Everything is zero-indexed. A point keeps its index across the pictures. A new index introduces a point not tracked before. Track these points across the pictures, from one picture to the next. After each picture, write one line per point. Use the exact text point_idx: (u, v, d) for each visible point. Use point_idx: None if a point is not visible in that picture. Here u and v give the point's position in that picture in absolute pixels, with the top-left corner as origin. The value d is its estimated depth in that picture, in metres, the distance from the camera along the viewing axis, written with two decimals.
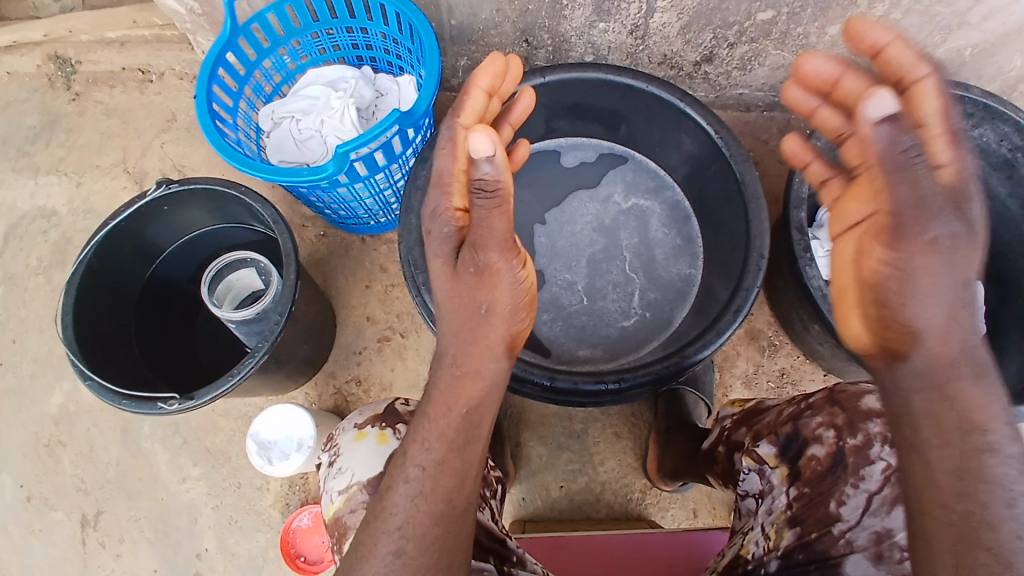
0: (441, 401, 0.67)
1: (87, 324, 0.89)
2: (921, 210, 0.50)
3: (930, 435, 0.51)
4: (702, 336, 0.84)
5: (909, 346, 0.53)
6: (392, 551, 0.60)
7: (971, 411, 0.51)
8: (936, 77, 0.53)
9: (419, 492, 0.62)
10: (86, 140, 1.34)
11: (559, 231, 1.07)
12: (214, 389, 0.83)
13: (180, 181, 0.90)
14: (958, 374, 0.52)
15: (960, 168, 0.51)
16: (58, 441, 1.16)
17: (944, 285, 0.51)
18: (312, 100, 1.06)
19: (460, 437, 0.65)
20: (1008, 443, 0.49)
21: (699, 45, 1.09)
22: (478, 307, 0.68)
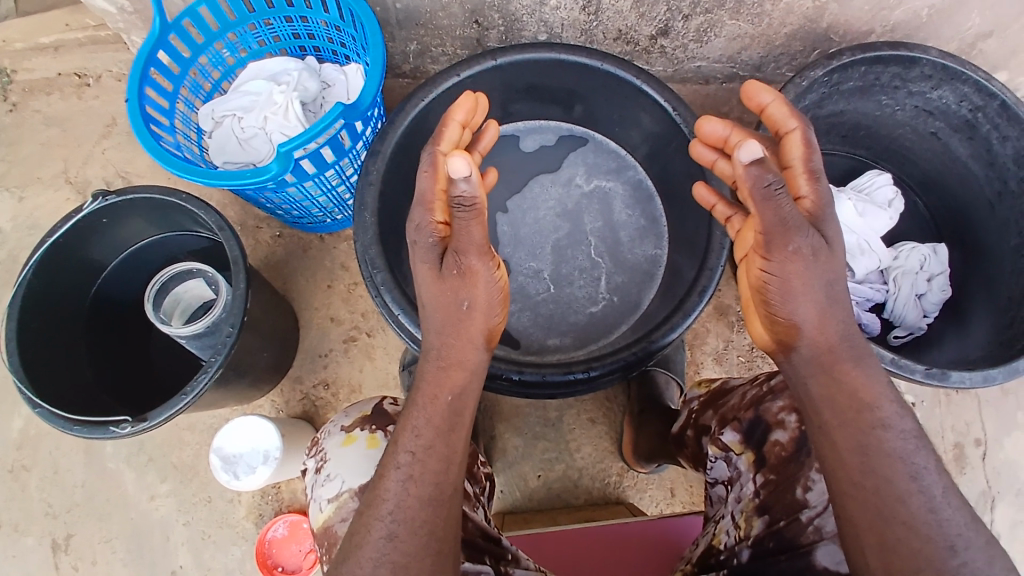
0: (426, 390, 0.66)
1: (29, 349, 0.85)
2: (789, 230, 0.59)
3: (831, 419, 0.58)
4: (668, 319, 0.82)
5: (794, 337, 0.62)
6: (384, 536, 0.58)
7: (859, 392, 0.59)
8: (804, 129, 0.65)
9: (409, 476, 0.61)
10: (26, 152, 1.28)
11: (522, 218, 1.04)
12: (168, 409, 0.79)
13: (119, 191, 0.86)
14: (838, 360, 0.60)
15: (818, 200, 0.64)
16: (21, 467, 1.12)
17: (816, 287, 0.61)
18: (254, 96, 1.02)
19: (444, 421, 0.65)
20: (896, 418, 0.57)
21: (654, 18, 1.06)
22: (461, 305, 0.68)
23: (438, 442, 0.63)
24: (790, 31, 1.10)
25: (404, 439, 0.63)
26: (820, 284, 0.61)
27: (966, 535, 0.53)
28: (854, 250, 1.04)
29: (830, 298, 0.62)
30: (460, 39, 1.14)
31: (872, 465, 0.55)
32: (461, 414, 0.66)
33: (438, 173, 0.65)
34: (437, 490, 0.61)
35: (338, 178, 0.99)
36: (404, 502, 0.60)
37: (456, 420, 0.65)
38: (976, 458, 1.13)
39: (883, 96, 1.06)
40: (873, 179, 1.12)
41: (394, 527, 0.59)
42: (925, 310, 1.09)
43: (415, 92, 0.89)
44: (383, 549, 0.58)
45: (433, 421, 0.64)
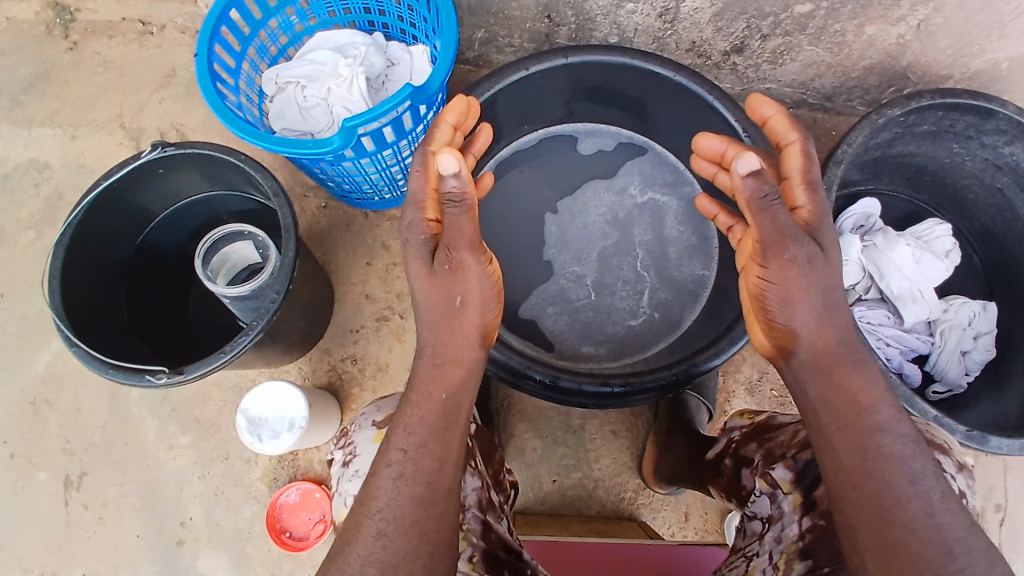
0: (421, 389, 0.65)
1: (72, 288, 0.84)
2: (785, 240, 0.60)
3: (830, 421, 0.60)
4: (713, 344, 0.81)
5: (792, 343, 0.63)
6: (373, 535, 0.58)
7: (857, 395, 0.60)
8: (804, 141, 0.64)
9: (401, 474, 0.61)
10: (82, 93, 1.28)
11: (571, 220, 1.03)
12: (205, 364, 0.78)
13: (181, 143, 0.86)
14: (837, 364, 0.62)
15: (813, 212, 0.63)
16: (44, 401, 1.13)
17: (812, 296, 0.61)
18: (321, 64, 1.01)
19: (438, 419, 0.64)
20: (893, 422, 0.58)
21: (731, 34, 1.04)
22: (453, 299, 0.66)
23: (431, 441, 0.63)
24: (867, 64, 1.07)
25: (397, 435, 0.62)
26: (816, 295, 0.62)
27: (963, 538, 0.53)
28: (905, 296, 1.03)
29: (827, 308, 0.62)
30: (529, 32, 1.12)
31: (870, 467, 0.56)
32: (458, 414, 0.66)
33: (429, 173, 0.64)
34: (428, 490, 0.61)
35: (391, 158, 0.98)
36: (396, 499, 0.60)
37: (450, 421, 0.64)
38: (994, 525, 1.11)
39: (953, 143, 1.03)
40: (931, 228, 1.10)
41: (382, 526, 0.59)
42: (968, 367, 1.07)
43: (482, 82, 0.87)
44: (372, 549, 0.58)
45: (426, 418, 0.63)
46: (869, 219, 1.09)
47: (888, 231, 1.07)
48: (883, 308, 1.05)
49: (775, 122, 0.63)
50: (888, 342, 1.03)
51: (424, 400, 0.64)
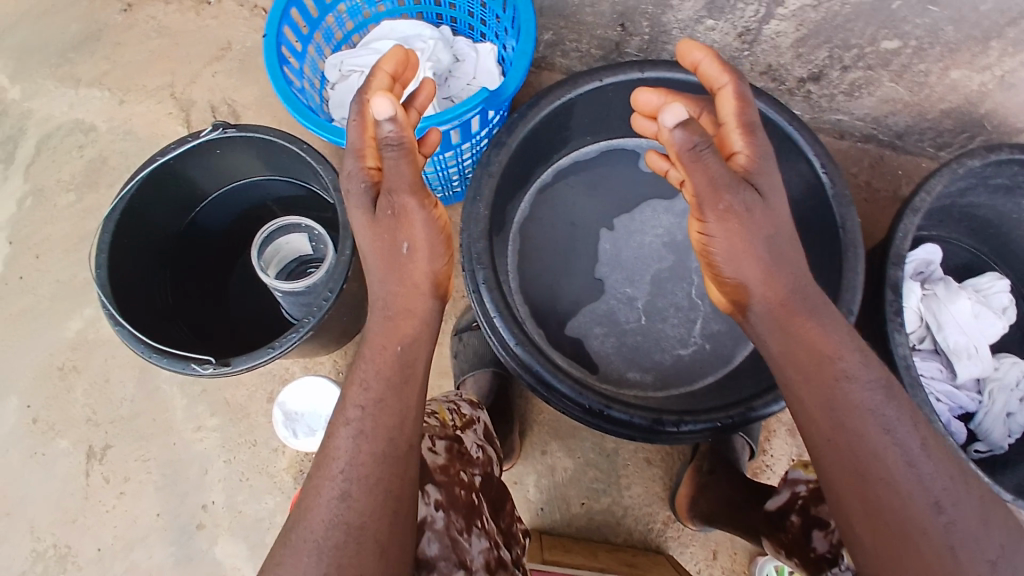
0: (376, 342, 0.66)
1: (119, 265, 0.83)
2: (720, 190, 0.60)
3: (794, 374, 0.60)
4: (772, 387, 0.77)
5: (745, 297, 0.64)
6: (337, 496, 0.57)
7: (816, 344, 0.60)
8: (735, 84, 0.65)
9: (360, 432, 0.60)
10: (133, 58, 1.26)
11: (626, 239, 1.00)
12: (251, 359, 0.76)
13: (242, 126, 0.84)
14: (793, 314, 0.61)
15: (748, 154, 0.64)
16: (72, 367, 1.12)
17: (756, 245, 0.62)
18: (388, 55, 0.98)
19: (395, 374, 0.64)
20: (859, 369, 0.58)
21: (810, 61, 1.01)
22: (400, 245, 0.67)
23: (386, 395, 0.62)
24: (945, 108, 1.03)
25: (354, 394, 0.62)
26: (759, 244, 0.62)
27: (951, 490, 0.54)
28: (960, 351, 1.01)
29: (767, 273, 0.62)
30: (599, 39, 1.08)
31: (841, 421, 0.56)
32: (414, 367, 0.66)
33: (365, 122, 0.65)
34: (390, 447, 0.60)
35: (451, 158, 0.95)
36: (358, 455, 0.59)
37: (409, 372, 0.65)
38: None
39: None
40: (991, 281, 1.07)
41: (348, 487, 0.57)
42: (1010, 428, 1.03)
43: (553, 90, 0.86)
44: (335, 511, 0.56)
45: (382, 372, 0.64)
46: (928, 266, 1.06)
47: (949, 281, 1.04)
48: (937, 361, 1.03)
49: (707, 67, 0.64)
50: (938, 397, 1.02)
51: (380, 353, 0.65)
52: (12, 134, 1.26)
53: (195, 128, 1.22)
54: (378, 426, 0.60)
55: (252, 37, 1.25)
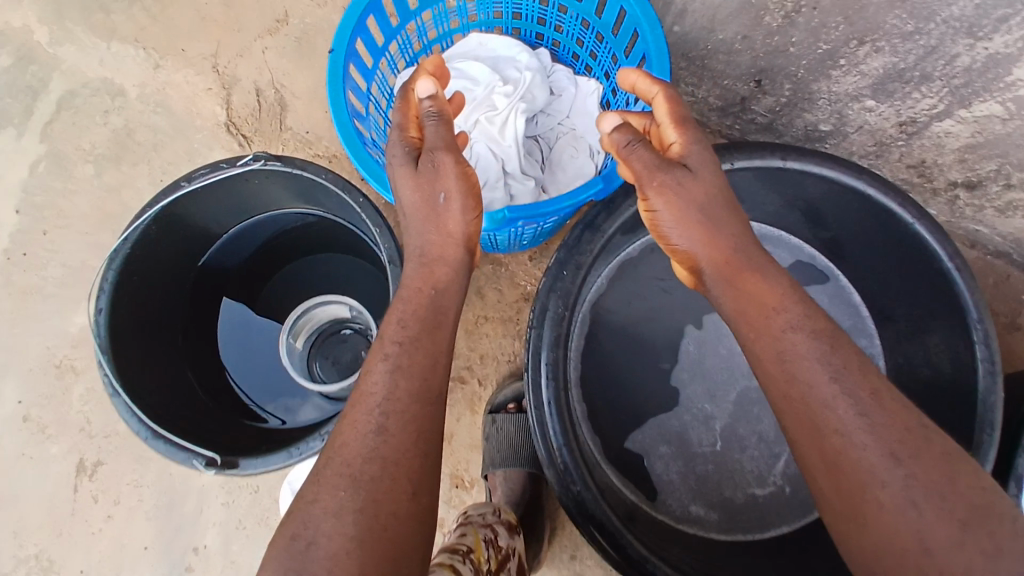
0: (408, 285, 0.61)
1: (125, 308, 0.71)
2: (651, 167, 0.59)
3: (747, 332, 0.55)
4: None
5: (694, 263, 0.60)
6: (374, 429, 0.51)
7: (767, 300, 0.55)
8: (665, 89, 0.62)
9: (396, 367, 0.54)
10: (177, 16, 1.11)
11: (715, 345, 0.85)
12: (263, 463, 0.64)
13: (289, 161, 0.69)
14: (740, 270, 0.57)
15: (682, 140, 0.61)
16: (69, 365, 1.02)
17: (691, 211, 0.58)
18: (475, 81, 0.82)
19: (427, 318, 0.58)
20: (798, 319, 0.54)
21: (973, 169, 0.81)
22: (437, 197, 0.62)
23: (423, 338, 0.56)
24: None
25: (389, 330, 0.57)
26: (695, 209, 0.58)
27: None
28: None
29: (708, 238, 0.58)
30: (722, 89, 0.90)
31: (792, 371, 0.51)
32: (445, 313, 0.60)
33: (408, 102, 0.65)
34: (423, 387, 0.54)
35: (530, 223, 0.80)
36: (394, 392, 0.53)
37: (441, 319, 0.59)
38: None
39: None
40: None
41: (386, 420, 0.51)
42: None
43: None
44: (371, 445, 0.50)
45: (418, 311, 0.58)
46: None
47: None
48: None
49: (630, 77, 0.61)
50: None
51: (410, 294, 0.60)
52: (33, 84, 1.12)
53: (234, 112, 1.07)
54: (417, 362, 0.54)
55: (313, 13, 1.08)
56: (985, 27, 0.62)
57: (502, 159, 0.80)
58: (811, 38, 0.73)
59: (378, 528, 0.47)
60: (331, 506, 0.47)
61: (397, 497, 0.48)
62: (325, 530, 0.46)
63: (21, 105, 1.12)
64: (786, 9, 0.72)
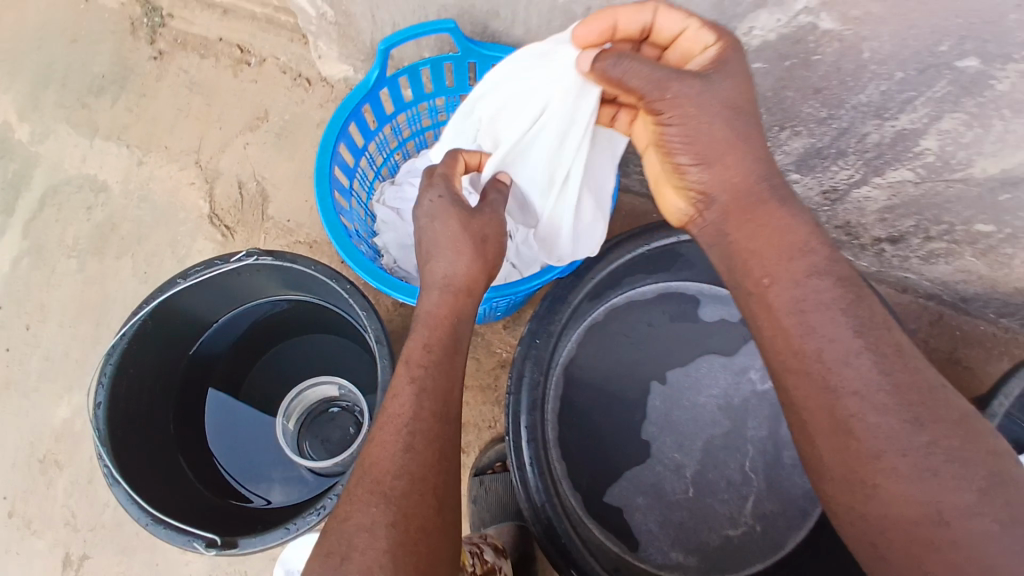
0: (432, 312, 0.64)
1: (120, 400, 0.74)
2: (662, 75, 0.57)
3: (778, 297, 0.56)
4: None
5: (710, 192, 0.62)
6: (401, 447, 0.57)
7: (787, 235, 0.58)
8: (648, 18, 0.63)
9: (422, 388, 0.59)
10: (159, 113, 1.18)
11: (679, 399, 0.92)
12: (262, 541, 0.67)
13: (280, 256, 0.75)
14: (751, 205, 0.60)
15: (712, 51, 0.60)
16: (54, 460, 1.02)
17: (713, 127, 0.58)
18: (522, 117, 0.73)
19: (445, 348, 0.62)
20: (824, 291, 0.55)
21: (893, 226, 0.93)
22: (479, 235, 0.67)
23: (444, 362, 0.62)
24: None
25: (414, 354, 0.62)
26: (722, 129, 0.58)
27: None
28: None
29: (717, 158, 0.60)
30: None
31: (809, 325, 0.54)
32: (458, 341, 0.64)
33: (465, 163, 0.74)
34: (444, 406, 0.59)
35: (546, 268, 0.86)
36: (420, 413, 0.58)
37: (458, 342, 0.64)
38: None
39: None
40: None
41: (412, 439, 0.57)
42: None
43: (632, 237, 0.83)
44: (399, 462, 0.56)
45: (441, 337, 0.62)
46: None
47: None
48: None
49: (619, 8, 0.62)
50: None
51: (434, 321, 0.64)
52: (16, 180, 1.17)
53: (217, 204, 1.13)
54: (439, 384, 0.60)
55: (292, 109, 1.17)
56: (890, 109, 0.73)
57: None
58: None
59: (407, 541, 0.53)
60: (364, 520, 0.53)
61: (424, 508, 0.55)
62: (359, 542, 0.53)
63: (3, 200, 1.16)
64: None
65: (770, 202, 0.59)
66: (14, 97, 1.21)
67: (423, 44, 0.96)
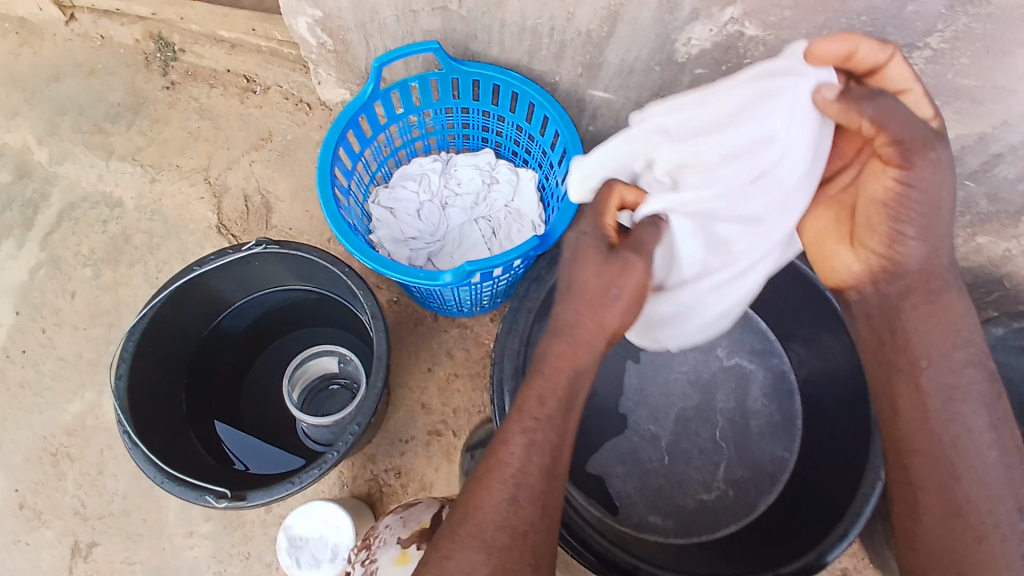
0: (552, 362, 0.63)
1: (139, 374, 0.81)
2: (925, 136, 0.58)
3: (932, 375, 0.66)
4: (822, 540, 0.78)
5: (909, 258, 0.65)
6: (506, 500, 0.61)
7: (957, 326, 0.66)
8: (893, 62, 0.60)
9: (532, 442, 0.62)
10: (171, 136, 1.28)
11: (653, 375, 0.98)
12: (268, 493, 0.74)
13: (285, 245, 0.84)
14: (931, 282, 0.65)
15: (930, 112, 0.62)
16: (65, 454, 1.08)
17: (945, 202, 0.61)
18: (731, 161, 0.66)
19: (561, 400, 0.63)
20: (947, 375, 0.65)
21: None
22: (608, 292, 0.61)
23: (557, 417, 0.63)
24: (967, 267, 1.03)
25: (531, 404, 0.63)
26: (947, 194, 0.61)
27: None
28: None
29: (925, 231, 0.63)
30: None
31: (954, 412, 0.65)
32: (576, 395, 0.64)
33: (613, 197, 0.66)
34: (552, 462, 0.63)
35: (651, 344, 0.82)
36: (528, 468, 0.62)
37: (574, 400, 0.64)
38: None
39: None
40: None
41: (517, 492, 0.62)
42: None
43: None
44: (504, 514, 0.61)
45: (558, 391, 0.62)
46: None
47: None
48: None
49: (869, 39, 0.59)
50: None
51: (557, 373, 0.63)
52: (35, 199, 1.26)
53: (223, 215, 1.22)
54: (550, 439, 0.63)
55: (293, 130, 1.27)
56: None
57: (430, 246, 1.05)
58: None
59: None
60: (465, 563, 0.60)
61: (520, 562, 0.60)
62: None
63: (22, 217, 1.25)
64: None
65: (947, 284, 0.66)
66: (33, 123, 1.31)
67: (411, 62, 1.07)
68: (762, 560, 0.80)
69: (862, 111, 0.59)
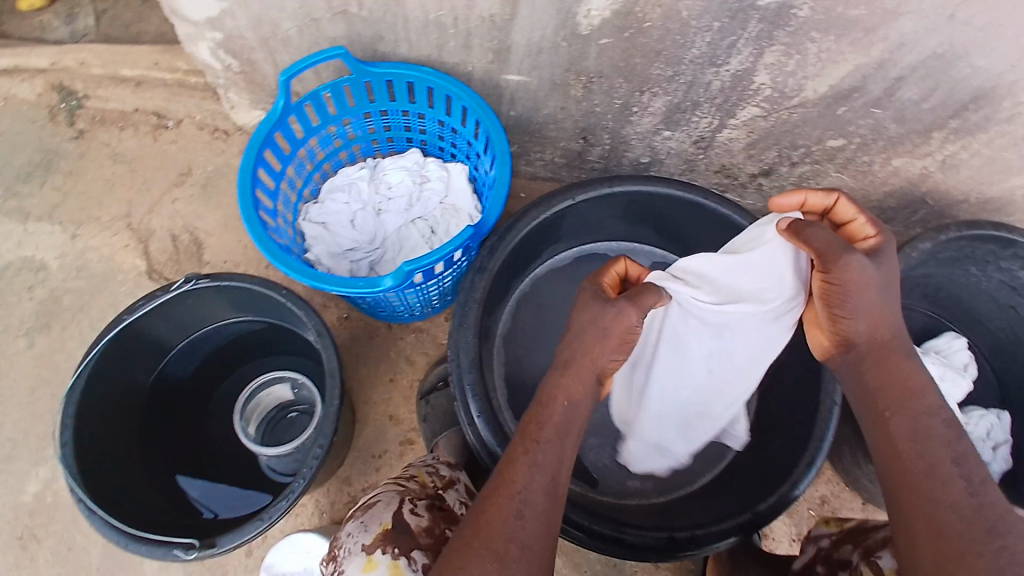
0: (550, 392, 0.68)
1: (84, 437, 0.78)
2: (841, 249, 0.67)
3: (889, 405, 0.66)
4: (791, 472, 0.80)
5: (854, 336, 0.69)
6: (513, 514, 0.60)
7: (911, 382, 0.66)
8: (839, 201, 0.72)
9: (535, 462, 0.62)
10: (87, 187, 1.23)
11: None
12: (239, 535, 0.72)
13: (216, 277, 0.82)
14: (890, 353, 0.68)
15: (875, 235, 0.70)
16: (32, 535, 1.03)
17: (872, 293, 0.67)
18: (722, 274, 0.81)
19: (559, 427, 0.65)
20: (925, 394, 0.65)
21: (761, 160, 1.07)
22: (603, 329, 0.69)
23: (555, 441, 0.64)
24: (889, 189, 1.07)
25: (532, 428, 0.65)
26: (876, 293, 0.67)
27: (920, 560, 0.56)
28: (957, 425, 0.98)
29: (872, 318, 0.68)
30: (562, 149, 1.14)
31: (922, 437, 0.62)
32: (571, 425, 0.66)
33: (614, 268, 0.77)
34: (553, 483, 0.62)
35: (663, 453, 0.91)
36: (532, 487, 0.61)
37: (570, 428, 0.66)
38: None
39: (971, 267, 0.97)
40: (949, 341, 1.01)
41: (522, 509, 0.60)
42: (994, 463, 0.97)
43: (535, 207, 0.88)
44: (511, 527, 0.59)
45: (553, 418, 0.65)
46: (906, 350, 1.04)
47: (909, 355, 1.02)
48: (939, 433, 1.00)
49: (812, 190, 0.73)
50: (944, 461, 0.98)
51: (553, 402, 0.67)
52: None
53: (154, 260, 1.18)
54: (552, 462, 0.63)
55: (214, 161, 1.24)
56: (721, 56, 0.86)
57: (371, 255, 1.04)
58: (607, 97, 0.98)
59: None
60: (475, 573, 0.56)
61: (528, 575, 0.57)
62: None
63: None
64: (582, 81, 0.96)
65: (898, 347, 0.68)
66: None
67: (321, 72, 1.05)
68: (739, 502, 0.82)
69: (797, 232, 0.70)
